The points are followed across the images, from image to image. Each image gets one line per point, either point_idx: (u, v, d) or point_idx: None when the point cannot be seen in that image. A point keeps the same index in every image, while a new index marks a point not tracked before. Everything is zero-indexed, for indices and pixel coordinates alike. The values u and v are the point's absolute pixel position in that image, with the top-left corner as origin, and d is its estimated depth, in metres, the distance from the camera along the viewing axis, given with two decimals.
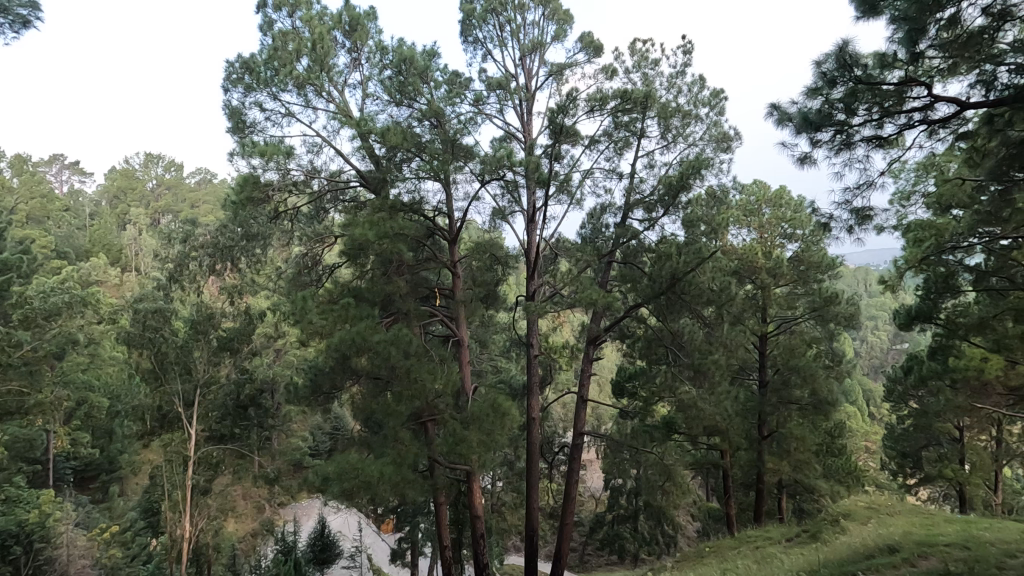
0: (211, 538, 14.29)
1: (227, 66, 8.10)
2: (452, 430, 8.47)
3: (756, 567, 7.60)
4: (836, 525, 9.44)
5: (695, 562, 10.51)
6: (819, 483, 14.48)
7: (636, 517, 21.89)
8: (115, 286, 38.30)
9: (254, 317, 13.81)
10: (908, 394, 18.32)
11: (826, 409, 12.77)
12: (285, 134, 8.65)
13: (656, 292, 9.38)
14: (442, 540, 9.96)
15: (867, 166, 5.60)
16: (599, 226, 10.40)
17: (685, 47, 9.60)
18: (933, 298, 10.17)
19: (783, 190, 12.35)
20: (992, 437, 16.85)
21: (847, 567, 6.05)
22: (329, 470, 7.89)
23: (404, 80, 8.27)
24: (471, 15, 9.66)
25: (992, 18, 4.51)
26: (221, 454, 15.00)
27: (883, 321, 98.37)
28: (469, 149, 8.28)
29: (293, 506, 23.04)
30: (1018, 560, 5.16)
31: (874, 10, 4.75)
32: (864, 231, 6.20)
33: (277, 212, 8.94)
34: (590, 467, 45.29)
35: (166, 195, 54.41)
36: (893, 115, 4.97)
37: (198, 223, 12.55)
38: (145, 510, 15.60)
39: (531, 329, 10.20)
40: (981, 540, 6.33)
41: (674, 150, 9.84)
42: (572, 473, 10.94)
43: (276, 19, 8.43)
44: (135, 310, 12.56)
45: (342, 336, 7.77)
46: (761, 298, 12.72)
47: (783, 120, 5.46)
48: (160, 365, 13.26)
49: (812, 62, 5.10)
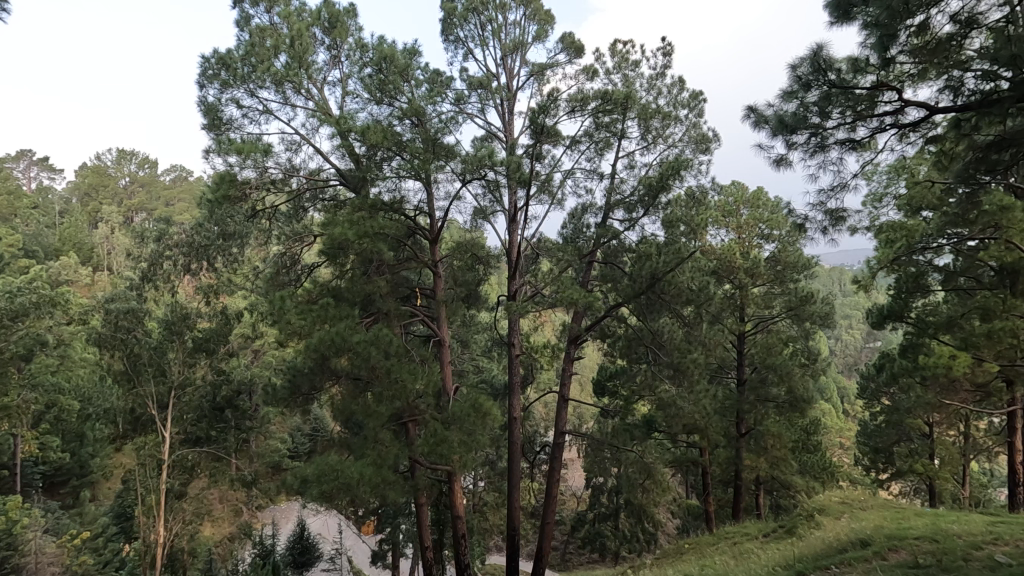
0: (186, 543, 13.96)
1: (202, 62, 7.97)
2: (433, 430, 8.42)
3: (732, 564, 7.70)
4: (811, 520, 9.61)
5: (675, 558, 10.61)
6: (795, 479, 14.73)
7: (616, 515, 22.06)
8: (84, 286, 37.31)
9: (231, 317, 13.56)
10: (880, 391, 18.82)
11: (802, 407, 13.00)
12: (263, 132, 8.50)
13: (637, 292, 9.54)
14: (423, 541, 9.80)
15: (841, 169, 5.72)
16: (580, 226, 10.29)
17: (664, 49, 9.66)
18: (904, 297, 10.51)
19: (761, 191, 12.53)
20: (959, 433, 17.38)
21: (820, 561, 6.18)
22: (308, 472, 7.75)
23: (385, 78, 8.22)
24: (452, 14, 9.62)
25: (959, 25, 4.66)
26: (195, 457, 14.71)
27: (857, 321, 100.79)
28: (450, 148, 8.20)
29: (272, 509, 22.72)
30: (983, 553, 5.30)
31: (846, 17, 4.87)
32: (837, 231, 6.36)
33: (254, 211, 8.81)
34: (573, 467, 45.68)
35: (140, 192, 52.89)
36: (867, 118, 5.06)
37: (173, 222, 12.29)
38: (118, 516, 15.21)
39: (513, 329, 10.14)
40: (949, 533, 6.49)
41: (654, 151, 9.92)
42: (553, 473, 10.85)
43: (253, 14, 8.31)
44: (106, 311, 12.23)
45: (321, 337, 7.67)
46: (738, 298, 12.87)
47: (759, 123, 5.59)
48: (133, 366, 12.92)
49: (787, 66, 5.18)
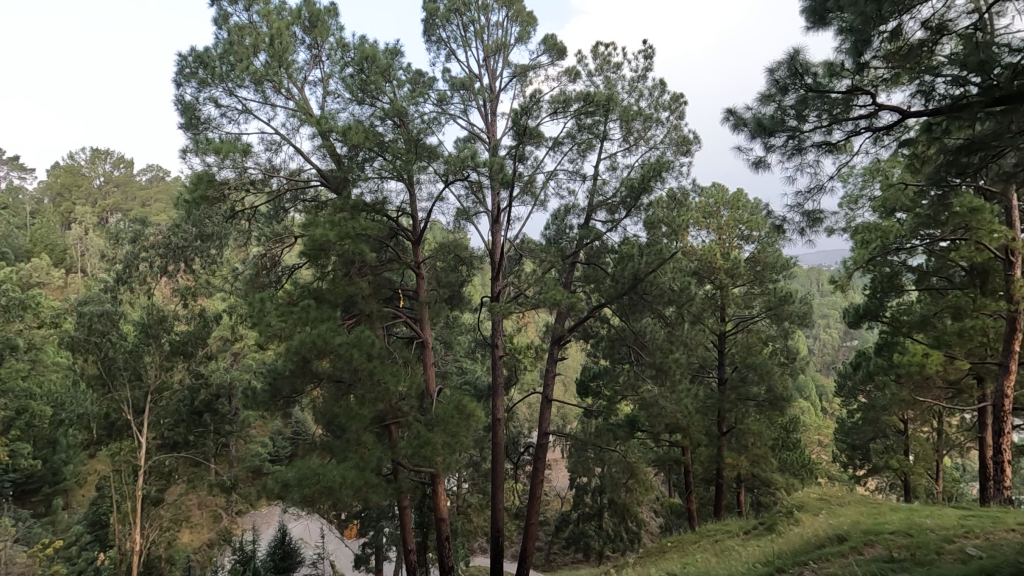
0: (163, 550, 13.64)
1: (179, 59, 7.83)
2: (416, 432, 8.38)
3: (714, 561, 7.75)
4: (790, 517, 9.77)
5: (657, 557, 10.70)
6: (775, 476, 14.96)
7: (600, 515, 22.17)
8: (57, 288, 36.45)
9: (209, 319, 13.33)
10: (857, 389, 19.20)
11: (781, 406, 13.22)
12: (242, 131, 8.38)
13: (619, 293, 9.65)
14: (406, 543, 9.71)
15: (818, 172, 5.81)
16: (563, 227, 10.41)
17: (645, 52, 9.75)
18: (880, 296, 10.66)
19: (741, 193, 12.67)
20: (933, 429, 17.81)
21: (799, 557, 6.27)
22: (289, 476, 7.63)
23: (366, 78, 8.14)
24: (434, 14, 9.60)
25: (931, 31, 4.76)
26: (174, 462, 14.42)
27: (834, 320, 102.75)
28: (432, 149, 8.16)
29: (252, 514, 22.36)
30: (955, 546, 5.44)
31: (822, 22, 4.97)
32: (814, 233, 6.47)
33: (233, 211, 8.67)
34: (556, 467, 45.82)
35: (115, 193, 51.88)
36: (842, 122, 5.15)
37: (149, 222, 12.06)
38: (92, 524, 14.80)
39: (496, 330, 10.09)
40: (922, 527, 6.65)
41: (636, 153, 10.02)
42: (537, 473, 10.83)
43: (231, 13, 8.19)
44: (79, 314, 11.94)
45: (302, 339, 7.59)
46: (719, 298, 13.03)
47: (738, 125, 5.67)
48: (107, 370, 12.63)
49: (765, 69, 5.26)
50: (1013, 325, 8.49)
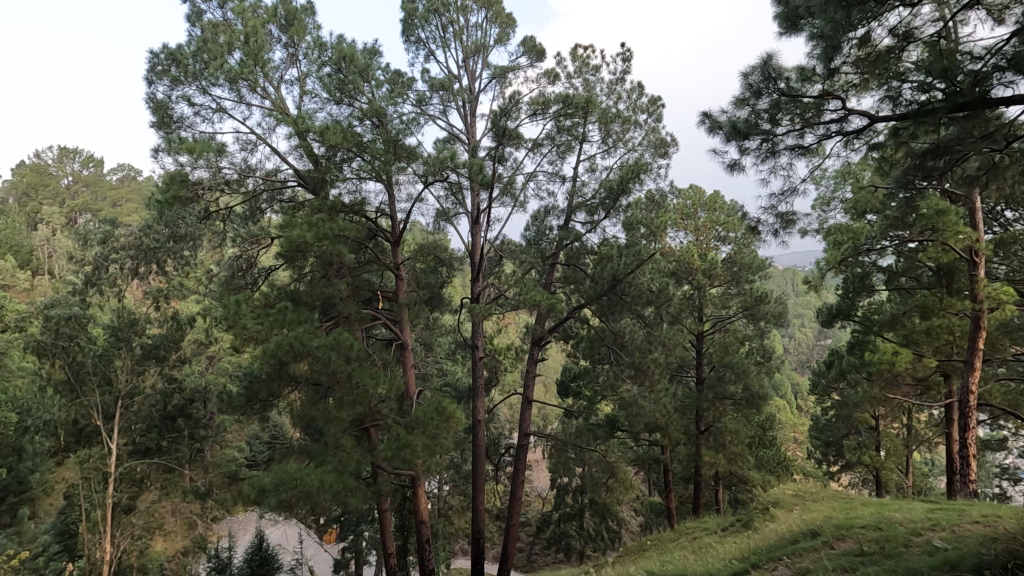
0: (135, 559, 13.29)
1: (150, 57, 7.65)
2: (396, 435, 8.29)
3: (691, 559, 7.84)
4: (766, 513, 9.93)
5: (637, 555, 10.79)
6: (751, 474, 15.22)
7: (581, 515, 22.30)
8: (22, 291, 35.28)
9: (182, 322, 13.02)
10: (831, 387, 19.61)
11: (758, 404, 13.47)
12: (216, 131, 8.23)
13: (599, 293, 9.72)
14: (387, 547, 9.62)
15: (791, 175, 5.92)
16: (543, 228, 10.45)
17: (623, 55, 9.86)
18: (851, 296, 10.96)
19: (717, 195, 12.81)
20: (903, 425, 18.30)
21: (774, 552, 6.40)
22: (266, 481, 7.47)
23: (344, 78, 8.04)
24: (412, 14, 9.54)
25: (898, 39, 4.88)
26: (146, 469, 14.31)
27: (808, 321, 104.97)
28: (411, 150, 8.11)
29: (228, 521, 21.95)
30: (922, 538, 5.59)
31: (794, 28, 5.09)
32: (788, 235, 6.59)
33: (207, 212, 8.51)
34: (536, 467, 45.96)
35: (84, 192, 50.61)
36: (814, 125, 5.26)
37: (119, 223, 11.74)
38: (60, 533, 14.33)
39: (476, 331, 10.04)
40: (891, 521, 6.83)
41: (615, 155, 10.09)
42: (517, 474, 10.80)
43: (205, 10, 8.04)
44: (45, 318, 11.56)
45: (278, 341, 7.46)
46: (697, 299, 13.17)
47: (713, 128, 5.75)
48: (75, 376, 12.26)
49: (739, 73, 5.37)
50: (978, 323, 8.86)
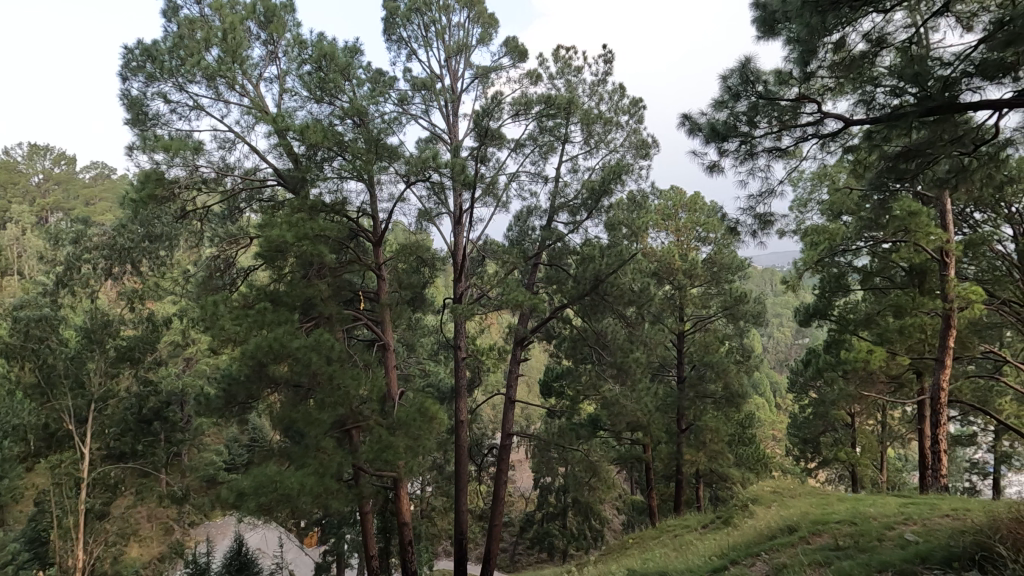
0: (110, 566, 12.95)
1: (124, 52, 7.45)
2: (378, 436, 8.26)
3: (673, 556, 7.94)
4: (745, 510, 10.08)
5: (619, 553, 10.88)
6: (730, 471, 15.43)
7: (564, 515, 22.38)
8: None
9: (158, 324, 12.75)
10: (808, 385, 19.99)
11: (737, 402, 13.66)
12: (193, 129, 8.08)
13: (581, 293, 9.77)
14: (369, 549, 9.52)
15: (768, 176, 5.98)
16: (526, 228, 10.50)
17: (605, 56, 9.94)
18: (827, 296, 11.15)
19: (698, 195, 12.91)
20: (878, 422, 18.73)
21: (752, 547, 6.51)
22: (244, 485, 7.30)
23: (325, 76, 7.94)
24: (394, 13, 9.49)
25: (871, 44, 5.00)
26: (120, 474, 13.97)
27: (787, 320, 106.83)
28: (393, 149, 8.03)
29: (206, 526, 21.59)
30: (895, 532, 5.73)
31: (771, 32, 5.16)
32: (765, 235, 6.68)
33: (184, 211, 8.36)
34: (520, 467, 46.05)
35: (55, 190, 49.32)
36: (790, 128, 5.35)
37: (91, 222, 11.48)
38: (30, 541, 13.87)
39: (458, 332, 10.00)
40: (866, 515, 6.98)
41: (597, 155, 10.15)
42: (500, 475, 10.78)
43: (181, 5, 7.88)
44: (14, 319, 11.26)
45: (258, 342, 7.36)
46: (677, 298, 13.30)
47: (693, 130, 5.82)
48: (46, 379, 12.07)
49: (718, 76, 5.45)
50: (947, 322, 9.15)
